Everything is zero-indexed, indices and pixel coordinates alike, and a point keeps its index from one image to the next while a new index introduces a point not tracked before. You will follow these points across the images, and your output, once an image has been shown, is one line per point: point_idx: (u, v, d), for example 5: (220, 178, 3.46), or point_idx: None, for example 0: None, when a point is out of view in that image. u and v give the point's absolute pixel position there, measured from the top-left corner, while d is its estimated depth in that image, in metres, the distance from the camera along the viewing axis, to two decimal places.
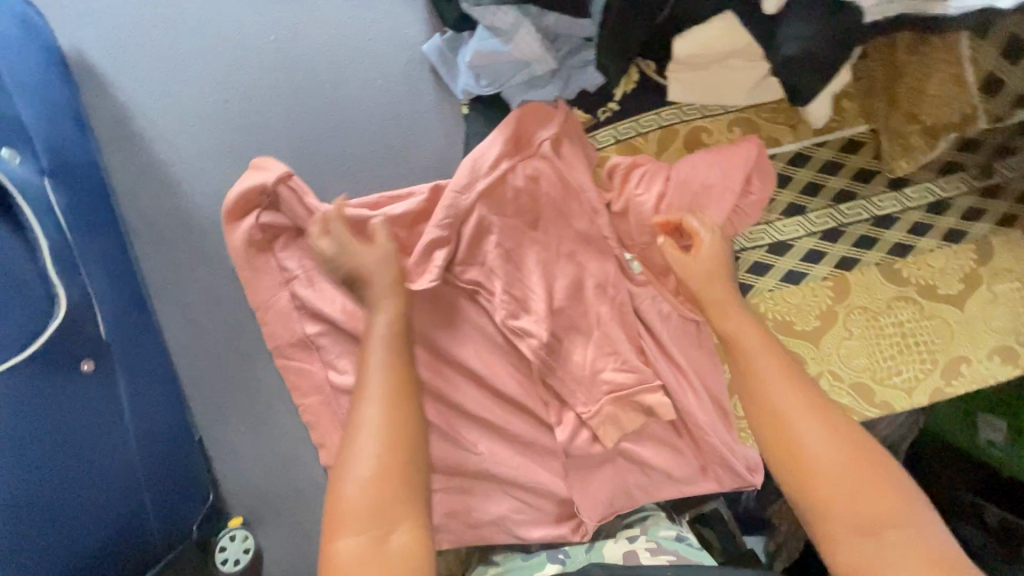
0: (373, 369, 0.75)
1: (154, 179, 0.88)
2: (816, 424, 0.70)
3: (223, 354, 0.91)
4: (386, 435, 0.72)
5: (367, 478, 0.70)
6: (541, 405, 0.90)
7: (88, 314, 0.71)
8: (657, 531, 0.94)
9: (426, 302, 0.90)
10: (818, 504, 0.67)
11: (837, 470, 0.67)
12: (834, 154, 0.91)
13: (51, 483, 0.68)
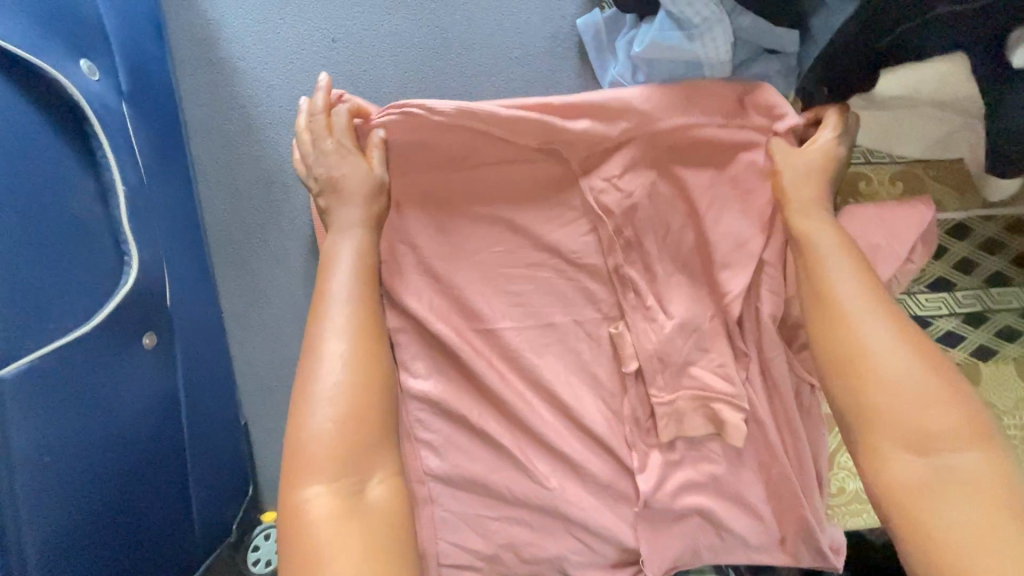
0: (336, 282, 0.64)
1: (244, 124, 0.80)
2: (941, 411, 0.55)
3: (281, 332, 0.82)
4: (352, 355, 0.61)
5: (342, 461, 0.58)
6: (623, 443, 0.81)
7: (158, 276, 0.64)
8: None
9: (519, 310, 0.79)
10: (920, 514, 0.54)
11: (963, 477, 0.53)
12: (997, 232, 0.81)
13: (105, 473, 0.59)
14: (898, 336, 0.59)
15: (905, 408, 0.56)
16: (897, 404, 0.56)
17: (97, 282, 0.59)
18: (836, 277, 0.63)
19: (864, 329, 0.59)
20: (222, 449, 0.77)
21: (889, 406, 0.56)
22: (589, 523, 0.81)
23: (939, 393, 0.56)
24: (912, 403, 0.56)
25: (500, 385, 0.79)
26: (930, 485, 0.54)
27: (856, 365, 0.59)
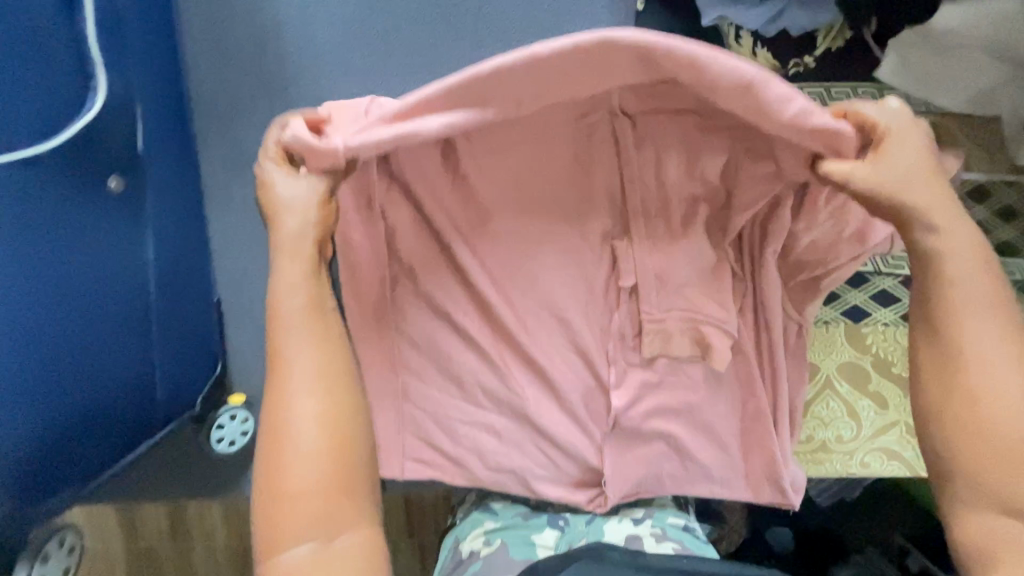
0: (294, 348, 0.58)
1: (259, 3, 0.80)
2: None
3: (265, 219, 0.83)
4: (323, 418, 0.57)
5: (320, 420, 0.57)
6: (605, 362, 0.80)
7: (122, 115, 0.64)
8: (665, 518, 0.87)
9: (518, 215, 0.77)
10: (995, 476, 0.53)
11: None
12: (1018, 200, 0.78)
13: (59, 311, 0.61)
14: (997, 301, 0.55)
15: (993, 372, 0.53)
16: (1000, 370, 0.53)
17: (55, 111, 0.59)
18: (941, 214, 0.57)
19: (964, 290, 0.55)
20: (193, 320, 0.78)
21: (983, 372, 0.53)
22: (557, 436, 0.81)
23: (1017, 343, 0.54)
24: (998, 371, 0.53)
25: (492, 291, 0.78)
26: (1005, 460, 0.52)
27: (960, 313, 0.55)
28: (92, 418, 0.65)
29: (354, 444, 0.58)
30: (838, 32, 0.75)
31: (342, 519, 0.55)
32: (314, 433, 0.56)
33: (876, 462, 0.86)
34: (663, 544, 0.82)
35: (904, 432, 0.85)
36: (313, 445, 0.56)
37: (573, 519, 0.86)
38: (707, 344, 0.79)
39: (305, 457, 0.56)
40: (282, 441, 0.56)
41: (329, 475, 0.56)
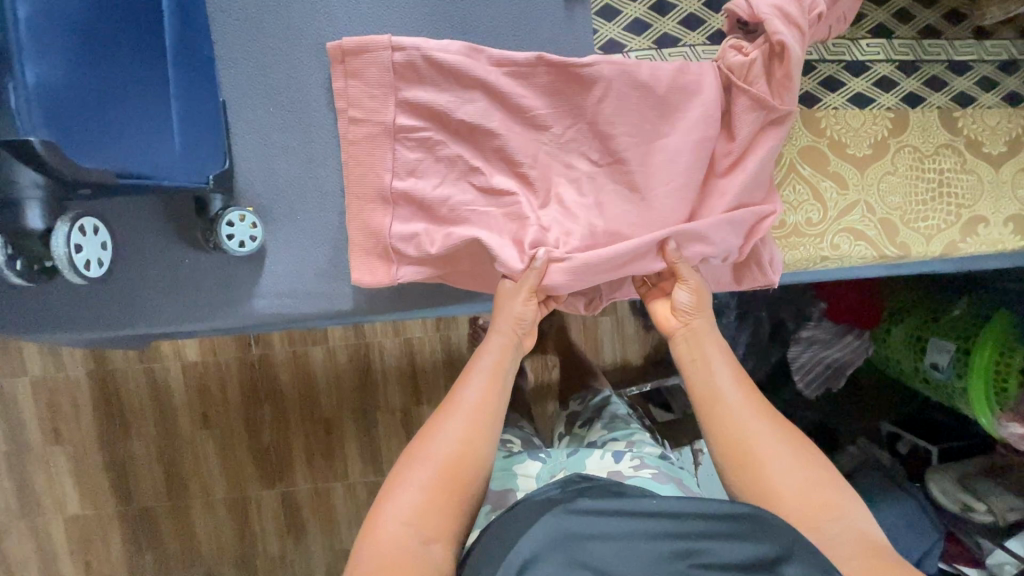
0: (469, 398, 0.76)
1: None
2: (755, 412, 0.74)
3: (258, 32, 0.80)
4: (461, 441, 0.72)
5: (446, 450, 0.71)
6: (584, 158, 0.85)
7: None
8: (644, 448, 0.96)
9: (494, 21, 0.84)
10: (739, 441, 0.72)
11: (776, 442, 0.71)
12: None
13: (104, 25, 0.53)
14: (734, 373, 0.78)
15: (740, 412, 0.74)
16: (748, 421, 0.73)
17: None
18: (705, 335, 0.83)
19: (711, 361, 0.80)
20: (205, 105, 0.71)
21: (731, 414, 0.74)
22: None
23: (765, 420, 0.73)
24: (746, 416, 0.74)
25: (477, 87, 0.81)
26: (758, 449, 0.71)
27: (714, 402, 0.75)
28: (136, 165, 0.57)
29: (465, 466, 0.70)
30: None
31: (437, 527, 0.66)
32: (445, 449, 0.71)
33: (846, 244, 0.93)
34: (639, 470, 0.90)
35: (865, 213, 0.93)
36: (439, 453, 0.70)
37: (554, 455, 0.96)
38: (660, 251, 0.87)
39: (430, 459, 0.70)
40: (422, 447, 0.71)
41: (440, 483, 0.68)
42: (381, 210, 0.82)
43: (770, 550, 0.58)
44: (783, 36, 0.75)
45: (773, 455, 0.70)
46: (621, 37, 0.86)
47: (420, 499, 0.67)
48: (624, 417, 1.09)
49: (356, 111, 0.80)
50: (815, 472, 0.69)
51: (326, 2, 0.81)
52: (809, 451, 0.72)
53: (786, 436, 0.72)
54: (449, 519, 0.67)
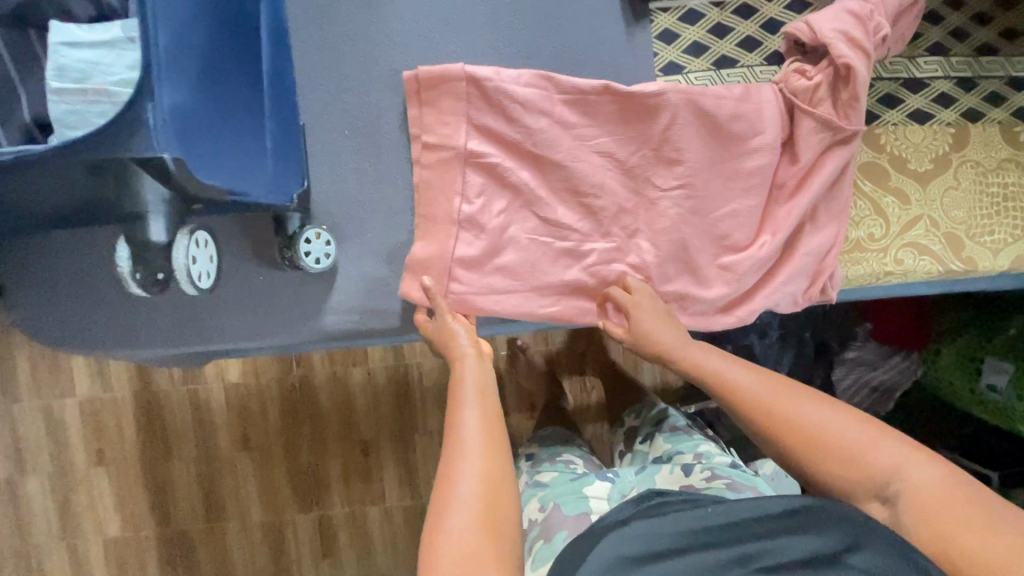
0: (470, 423, 0.67)
1: None
2: (827, 409, 0.66)
3: (337, 60, 0.84)
4: (483, 472, 0.62)
5: (471, 484, 0.61)
6: (647, 176, 0.86)
7: None
8: (713, 459, 0.94)
9: (558, 47, 0.87)
10: (818, 448, 0.63)
11: (863, 439, 0.63)
12: (988, 6, 0.91)
13: (217, 53, 0.56)
14: (757, 373, 0.72)
15: (788, 405, 0.67)
16: (815, 418, 0.65)
17: None
18: (703, 356, 0.77)
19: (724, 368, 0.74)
20: (288, 128, 0.74)
21: (776, 413, 0.67)
22: (618, 251, 0.88)
23: (845, 418, 0.64)
24: (792, 403, 0.67)
25: (543, 109, 0.84)
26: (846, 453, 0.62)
27: (776, 413, 0.67)
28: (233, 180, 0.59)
29: (499, 495, 0.61)
30: None
31: (490, 563, 0.56)
32: (469, 486, 0.61)
33: (910, 259, 0.93)
34: (712, 482, 0.88)
35: (928, 228, 0.93)
36: (466, 490, 0.61)
37: (621, 475, 0.94)
38: (724, 267, 0.88)
39: (459, 500, 0.60)
40: (444, 492, 0.61)
41: (478, 525, 0.58)
42: (452, 228, 0.84)
43: (833, 540, 0.58)
44: (849, 59, 0.77)
45: (840, 441, 0.63)
46: (681, 59, 0.89)
47: (466, 544, 0.57)
48: (685, 429, 1.05)
49: (429, 134, 0.83)
50: (889, 444, 0.62)
51: (401, 31, 0.85)
52: (866, 420, 0.64)
53: (842, 418, 0.65)
54: (503, 554, 0.57)
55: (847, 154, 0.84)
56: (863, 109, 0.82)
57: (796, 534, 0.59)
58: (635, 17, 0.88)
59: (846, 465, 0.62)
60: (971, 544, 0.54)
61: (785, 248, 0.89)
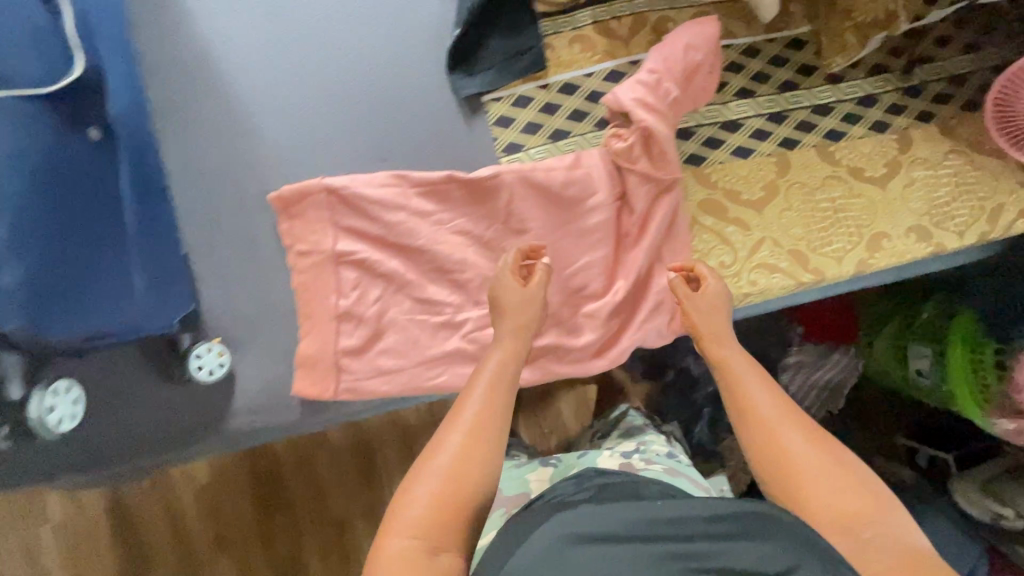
0: (457, 430, 0.70)
1: (180, 20, 0.94)
2: (801, 433, 0.70)
3: (218, 189, 0.95)
4: (456, 473, 0.66)
5: (448, 466, 0.66)
6: (503, 246, 0.96)
7: (99, 86, 0.77)
8: (652, 448, 1.07)
9: (408, 147, 0.98)
10: (778, 458, 0.68)
11: (812, 471, 0.66)
12: (782, 49, 1.03)
13: (44, 227, 0.73)
14: (774, 393, 0.74)
15: (782, 434, 0.69)
16: (780, 425, 0.70)
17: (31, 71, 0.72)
18: (729, 352, 0.82)
19: (739, 371, 0.77)
20: (169, 261, 0.84)
21: (761, 440, 0.70)
22: (491, 316, 0.97)
23: (819, 446, 0.68)
24: (785, 430, 0.70)
25: (398, 204, 0.94)
26: (813, 474, 0.66)
27: (752, 413, 0.72)
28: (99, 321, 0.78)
29: (470, 471, 0.67)
30: None
31: (445, 537, 0.64)
32: (444, 458, 0.67)
33: (762, 278, 1.01)
34: (652, 465, 1.02)
35: (773, 248, 1.01)
36: (442, 463, 0.66)
37: (565, 458, 1.07)
38: (588, 315, 0.96)
39: (436, 469, 0.66)
40: (426, 458, 0.68)
41: (443, 496, 0.65)
42: (333, 322, 0.93)
43: (775, 555, 0.53)
44: (647, 121, 0.88)
45: (818, 487, 0.65)
46: (520, 138, 1.00)
47: (427, 515, 0.64)
48: (639, 425, 1.17)
49: (301, 242, 0.93)
50: (862, 490, 0.65)
51: (268, 155, 0.96)
52: (851, 466, 0.67)
53: (832, 461, 0.67)
54: (456, 531, 0.65)
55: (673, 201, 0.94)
56: (676, 159, 0.92)
57: (746, 540, 0.55)
58: (471, 111, 0.99)
59: (816, 502, 0.65)
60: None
61: (643, 287, 0.97)
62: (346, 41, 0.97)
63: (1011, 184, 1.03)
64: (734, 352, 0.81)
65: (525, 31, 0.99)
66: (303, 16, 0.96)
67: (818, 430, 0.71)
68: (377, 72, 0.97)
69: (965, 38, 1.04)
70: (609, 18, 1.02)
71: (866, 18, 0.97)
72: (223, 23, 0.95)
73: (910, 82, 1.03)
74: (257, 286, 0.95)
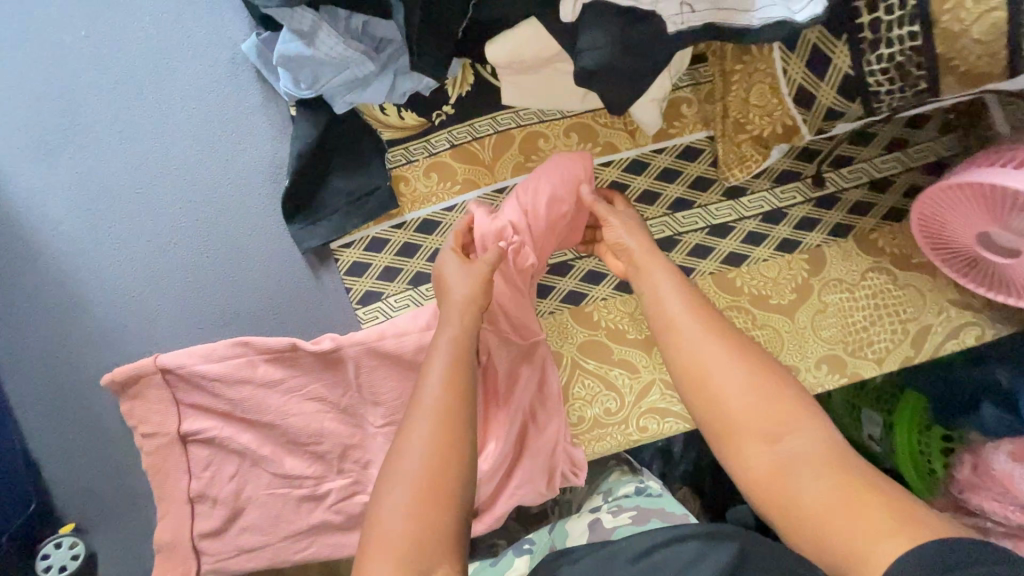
0: (422, 414, 0.58)
1: None
2: (740, 368, 0.58)
3: (53, 368, 0.87)
4: (421, 488, 0.54)
5: (429, 430, 0.57)
6: (364, 409, 0.89)
7: None
8: (616, 491, 0.97)
9: (257, 306, 0.90)
10: (714, 404, 0.57)
11: (766, 411, 0.56)
12: (672, 160, 0.89)
13: None
14: (690, 306, 0.64)
15: (708, 347, 0.60)
16: (730, 384, 0.57)
17: None
18: (656, 301, 0.67)
19: (660, 304, 0.66)
20: None
21: (694, 354, 0.60)
22: (356, 484, 0.91)
23: (755, 381, 0.57)
24: (720, 368, 0.58)
25: (243, 375, 0.87)
26: (757, 395, 0.56)
27: (699, 385, 0.59)
28: None
29: (454, 460, 0.56)
30: (459, 78, 0.86)
31: (432, 551, 0.52)
32: (421, 430, 0.57)
33: (653, 424, 0.91)
34: (619, 516, 0.93)
35: (663, 391, 0.92)
36: (410, 469, 0.55)
37: (537, 537, 0.94)
38: None
39: (399, 478, 0.55)
40: (386, 469, 0.56)
41: (422, 497, 0.54)
42: (188, 504, 0.88)
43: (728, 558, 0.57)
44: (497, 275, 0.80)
45: (728, 384, 0.57)
46: (376, 286, 0.90)
47: (405, 529, 0.52)
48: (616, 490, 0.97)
49: (143, 424, 0.86)
50: (783, 398, 0.56)
51: (101, 328, 0.88)
52: (790, 393, 0.57)
53: (748, 359, 0.59)
54: (446, 538, 0.53)
55: (535, 370, 0.86)
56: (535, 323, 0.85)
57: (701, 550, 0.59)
58: (319, 261, 0.89)
59: (741, 432, 0.56)
60: (840, 521, 0.49)
61: (507, 471, 0.88)
62: (171, 193, 0.87)
63: (939, 303, 0.91)
64: (672, 287, 0.67)
65: (373, 162, 0.87)
66: (115, 169, 0.86)
67: (765, 367, 0.58)
68: (207, 226, 0.87)
69: (892, 132, 0.88)
70: (468, 138, 0.89)
71: (763, 131, 0.81)
72: (25, 193, 0.85)
73: (823, 191, 0.90)
74: (109, 465, 0.90)
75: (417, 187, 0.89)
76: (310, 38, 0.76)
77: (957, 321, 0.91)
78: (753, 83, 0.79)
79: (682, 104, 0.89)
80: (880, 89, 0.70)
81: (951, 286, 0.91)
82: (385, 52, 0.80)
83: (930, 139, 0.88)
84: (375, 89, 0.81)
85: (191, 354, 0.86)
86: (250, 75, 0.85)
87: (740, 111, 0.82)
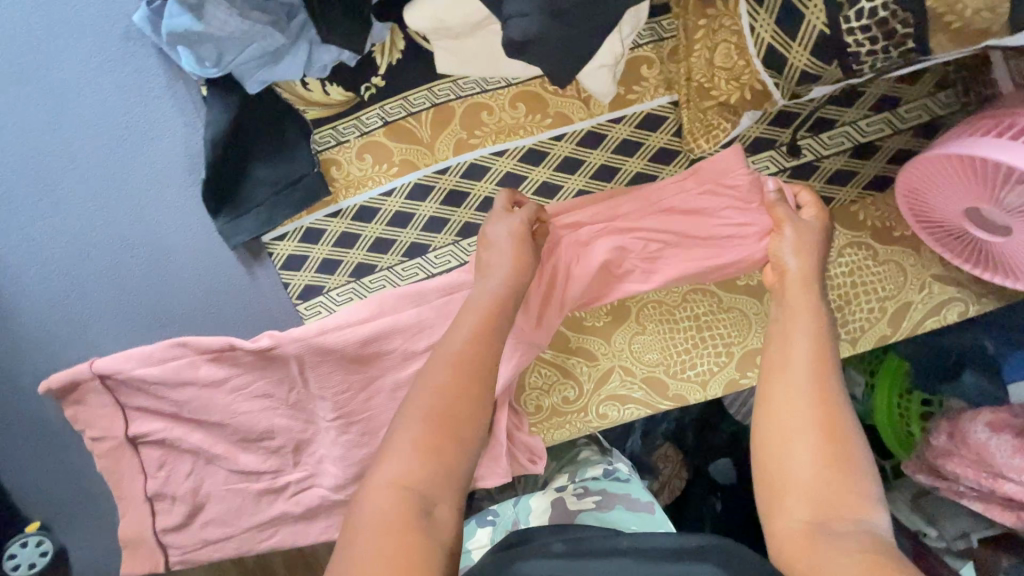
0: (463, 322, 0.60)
1: None
2: (806, 415, 0.56)
3: None
4: (438, 411, 0.53)
5: (448, 373, 0.55)
6: (314, 405, 0.87)
7: None
8: (586, 471, 0.93)
9: (198, 301, 0.87)
10: (773, 435, 0.56)
11: (813, 464, 0.53)
12: (631, 131, 0.81)
13: None
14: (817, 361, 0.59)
15: (796, 393, 0.57)
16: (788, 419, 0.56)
17: None
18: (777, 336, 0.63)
19: (782, 351, 0.62)
20: None
21: (782, 425, 0.56)
22: (313, 477, 0.90)
23: (819, 434, 0.54)
24: (796, 407, 0.56)
25: (184, 377, 0.84)
26: (823, 448, 0.54)
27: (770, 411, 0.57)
28: None
29: (465, 414, 0.53)
30: (389, 44, 0.74)
31: (435, 487, 0.50)
32: (442, 375, 0.55)
33: (614, 411, 0.87)
34: (583, 499, 0.88)
35: (624, 378, 0.88)
36: (423, 406, 0.53)
37: (501, 507, 0.92)
38: None
39: (415, 413, 0.52)
40: (407, 403, 0.54)
41: (433, 429, 0.52)
42: (145, 502, 0.88)
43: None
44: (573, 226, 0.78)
45: (801, 451, 0.54)
46: (316, 280, 0.87)
47: (414, 466, 0.50)
48: (587, 471, 0.93)
49: (91, 430, 0.84)
50: (853, 485, 0.52)
51: (36, 333, 0.84)
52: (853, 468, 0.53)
53: (835, 442, 0.54)
54: (451, 471, 0.51)
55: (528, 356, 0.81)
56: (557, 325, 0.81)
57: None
58: (253, 254, 0.85)
59: (793, 494, 0.52)
60: None
61: None
62: (83, 193, 0.79)
63: (921, 278, 0.84)
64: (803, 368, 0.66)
65: (297, 150, 0.78)
66: (18, 170, 0.76)
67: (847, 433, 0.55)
68: (126, 228, 0.81)
69: (883, 90, 0.76)
70: (404, 112, 0.79)
71: (729, 98, 0.71)
72: None
73: (800, 159, 0.81)
74: (71, 460, 0.91)
75: (352, 171, 0.81)
76: (200, 11, 0.67)
77: (940, 295, 0.84)
78: (717, 43, 0.69)
79: (640, 64, 0.78)
80: (860, 50, 0.60)
81: (934, 259, 0.84)
82: (297, 20, 0.70)
83: (924, 96, 0.77)
84: (290, 63, 0.71)
85: (129, 358, 0.83)
86: (150, 53, 0.75)
87: (704, 74, 0.72)
